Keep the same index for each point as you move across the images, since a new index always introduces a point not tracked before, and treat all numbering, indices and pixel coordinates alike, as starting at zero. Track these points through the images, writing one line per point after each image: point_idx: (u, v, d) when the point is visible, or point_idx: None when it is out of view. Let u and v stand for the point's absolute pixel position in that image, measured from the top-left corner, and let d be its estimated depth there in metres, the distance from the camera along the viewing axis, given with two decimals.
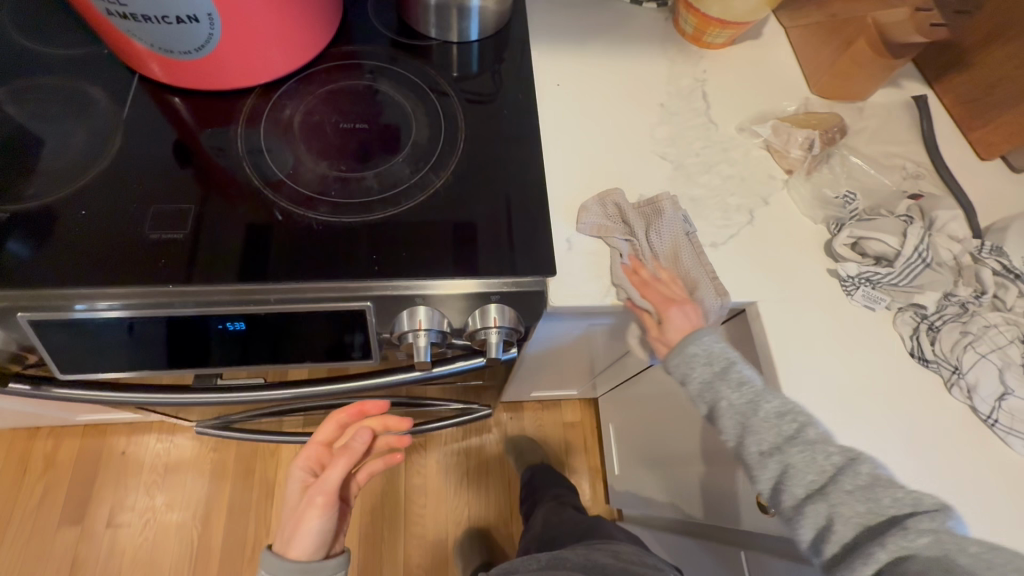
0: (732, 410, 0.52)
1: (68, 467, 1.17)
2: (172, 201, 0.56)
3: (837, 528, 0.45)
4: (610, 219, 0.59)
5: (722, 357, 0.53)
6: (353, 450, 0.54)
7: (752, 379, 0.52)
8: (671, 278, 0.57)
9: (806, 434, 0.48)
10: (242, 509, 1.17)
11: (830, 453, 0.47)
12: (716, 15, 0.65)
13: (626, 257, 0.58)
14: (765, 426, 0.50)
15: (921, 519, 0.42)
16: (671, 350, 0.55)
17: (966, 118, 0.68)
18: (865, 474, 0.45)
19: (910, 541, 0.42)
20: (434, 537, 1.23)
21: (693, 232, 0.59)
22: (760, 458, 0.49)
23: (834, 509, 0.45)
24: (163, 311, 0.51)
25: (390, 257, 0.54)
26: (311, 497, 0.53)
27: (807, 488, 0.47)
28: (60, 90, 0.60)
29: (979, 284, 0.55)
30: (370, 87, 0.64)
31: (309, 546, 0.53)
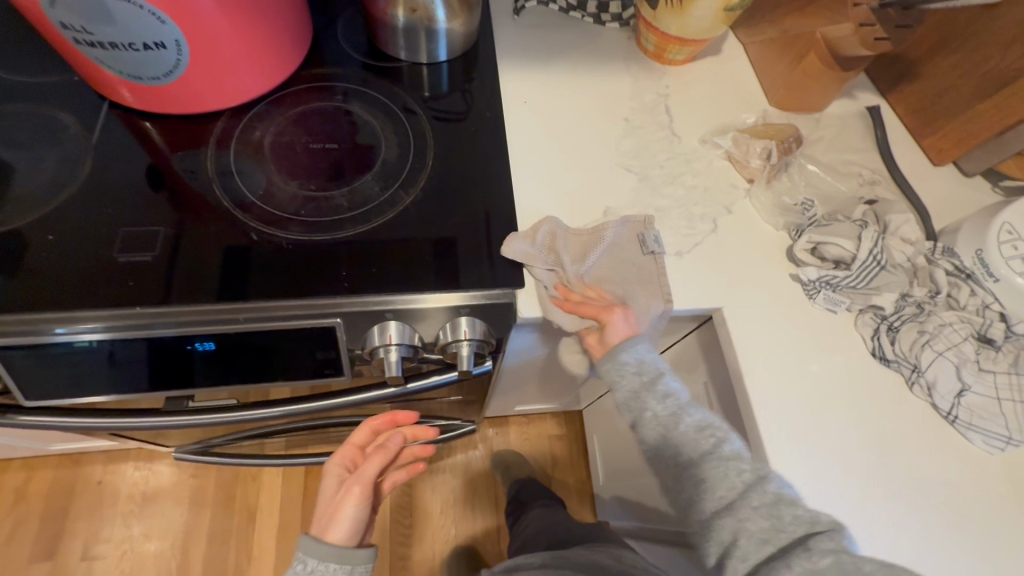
0: (656, 421, 0.55)
1: (42, 499, 1.13)
2: (142, 224, 0.56)
3: (741, 543, 0.48)
4: (540, 249, 0.58)
5: (654, 370, 0.56)
6: (388, 449, 0.60)
7: (675, 392, 0.56)
8: (597, 293, 0.58)
9: (721, 450, 0.51)
10: (223, 536, 1.14)
11: (741, 471, 0.50)
12: (674, 33, 0.68)
13: (552, 286, 0.57)
14: (682, 441, 0.54)
15: (821, 539, 0.45)
16: (602, 357, 0.57)
17: (917, 126, 0.70)
18: (770, 494, 0.48)
19: (813, 560, 0.44)
20: (423, 558, 1.21)
21: (660, 252, 0.60)
22: (676, 472, 0.54)
23: (742, 525, 0.48)
24: (142, 334, 0.51)
25: (360, 273, 0.55)
26: (350, 485, 0.56)
27: (716, 503, 0.50)
28: (30, 116, 0.61)
29: (933, 284, 0.57)
30: (341, 108, 0.65)
31: (344, 533, 0.55)
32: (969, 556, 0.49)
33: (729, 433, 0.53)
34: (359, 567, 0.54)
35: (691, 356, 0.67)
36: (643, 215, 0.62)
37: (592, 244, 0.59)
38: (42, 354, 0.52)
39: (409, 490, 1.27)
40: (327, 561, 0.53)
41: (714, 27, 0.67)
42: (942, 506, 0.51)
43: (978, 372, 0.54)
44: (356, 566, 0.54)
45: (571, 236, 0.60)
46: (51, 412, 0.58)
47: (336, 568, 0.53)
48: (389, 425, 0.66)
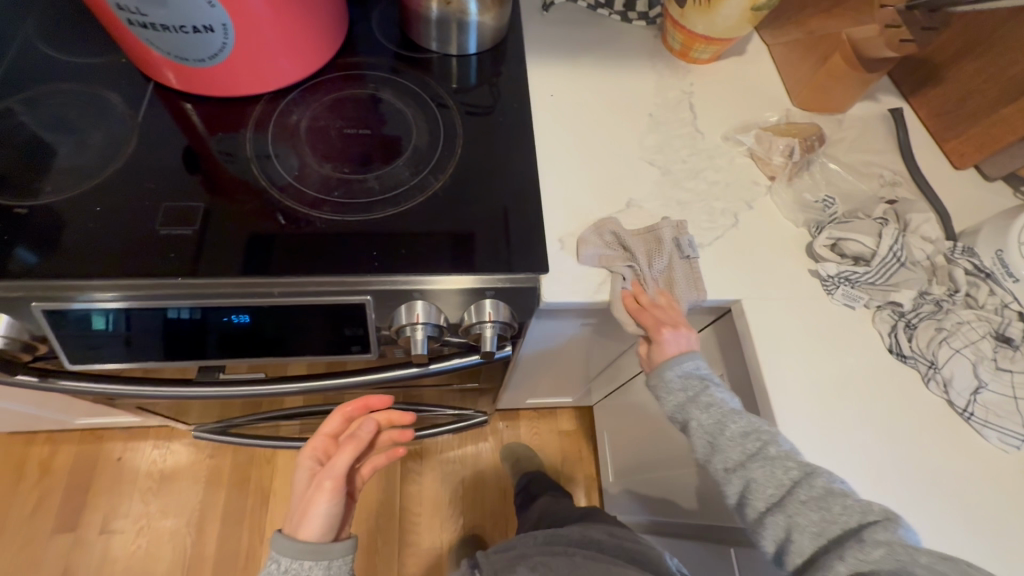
0: (702, 430, 0.55)
1: (64, 472, 1.17)
2: (181, 200, 0.58)
3: (796, 538, 0.48)
4: (612, 247, 0.60)
5: (698, 381, 0.57)
6: (359, 438, 0.59)
7: (721, 401, 0.56)
8: (669, 301, 0.59)
9: (767, 450, 0.51)
10: (237, 517, 1.17)
11: (788, 468, 0.50)
12: (701, 31, 0.69)
13: (628, 282, 0.59)
14: (730, 445, 0.53)
15: (875, 530, 0.44)
16: (659, 365, 0.58)
17: (940, 130, 0.71)
18: (819, 487, 0.48)
19: (866, 551, 0.43)
20: (430, 546, 1.22)
21: (694, 256, 0.61)
22: (726, 474, 0.53)
23: (792, 520, 0.48)
24: (161, 305, 0.54)
25: (390, 254, 0.56)
26: (320, 482, 0.56)
27: (767, 502, 0.50)
28: (80, 94, 0.63)
29: (952, 283, 0.58)
30: (373, 96, 0.67)
31: (317, 531, 0.55)
32: (983, 551, 0.50)
33: (781, 433, 0.53)
34: (336, 562, 0.55)
35: (708, 350, 0.68)
36: (682, 222, 0.62)
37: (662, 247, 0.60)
38: (79, 321, 0.54)
39: (417, 479, 1.28)
40: (301, 559, 0.54)
41: (739, 27, 0.68)
42: (952, 499, 0.52)
43: (996, 371, 0.54)
44: (333, 561, 0.55)
45: (636, 236, 0.61)
46: (90, 379, 0.60)
47: (311, 565, 0.54)
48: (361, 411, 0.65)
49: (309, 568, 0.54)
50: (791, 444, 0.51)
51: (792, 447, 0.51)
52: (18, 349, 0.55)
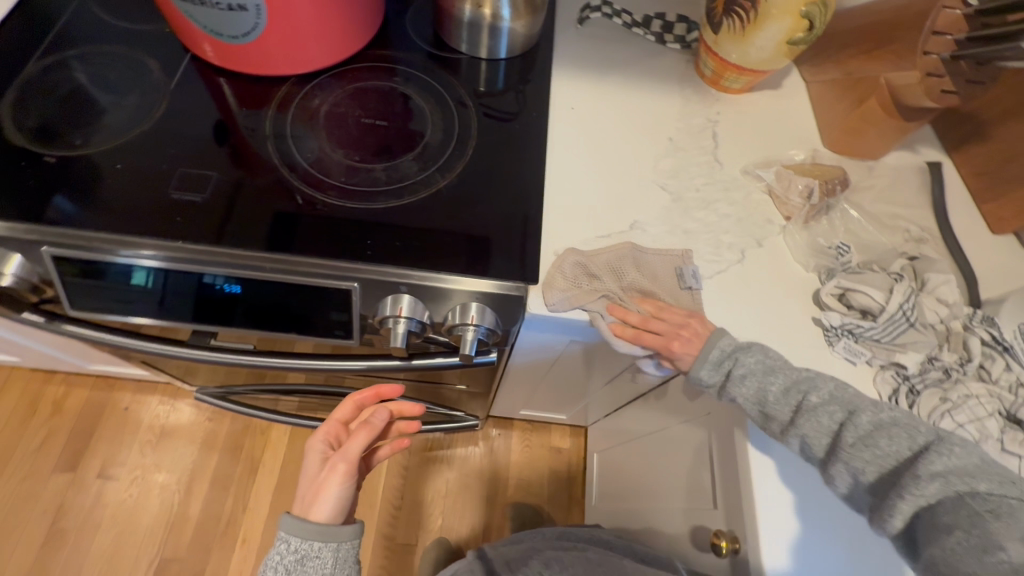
0: (748, 402, 0.52)
1: (73, 413, 1.22)
2: (199, 167, 0.60)
3: (866, 480, 0.46)
4: (571, 284, 0.57)
5: (728, 356, 0.53)
6: (372, 425, 0.57)
7: (755, 365, 0.53)
8: (655, 305, 0.56)
9: (810, 401, 0.50)
10: (224, 482, 1.20)
11: (832, 413, 0.49)
12: (734, 61, 0.67)
13: (608, 315, 0.57)
14: (778, 409, 0.51)
15: (931, 461, 0.45)
16: (694, 359, 0.54)
17: (980, 191, 0.67)
18: (867, 424, 0.48)
19: (922, 486, 0.44)
20: (404, 542, 1.22)
21: (700, 287, 0.59)
22: (781, 435, 0.51)
23: (851, 465, 0.47)
24: (201, 271, 0.56)
25: (387, 246, 0.57)
26: (334, 463, 0.54)
27: (827, 453, 0.49)
28: (122, 57, 0.67)
29: (966, 352, 0.54)
30: (395, 89, 0.69)
31: (329, 512, 0.54)
32: None
33: (815, 379, 0.52)
34: (345, 545, 0.54)
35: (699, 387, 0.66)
36: (626, 244, 0.60)
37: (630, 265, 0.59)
38: (119, 272, 0.57)
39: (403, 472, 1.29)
40: (310, 540, 0.52)
41: (776, 59, 0.65)
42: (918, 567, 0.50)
43: (1000, 453, 0.49)
44: (342, 544, 0.53)
45: (613, 250, 0.59)
46: (96, 328, 0.63)
47: (320, 546, 0.52)
48: (373, 399, 0.65)
49: (318, 550, 0.52)
50: (829, 389, 0.51)
51: (832, 390, 0.51)
52: (27, 289, 0.58)
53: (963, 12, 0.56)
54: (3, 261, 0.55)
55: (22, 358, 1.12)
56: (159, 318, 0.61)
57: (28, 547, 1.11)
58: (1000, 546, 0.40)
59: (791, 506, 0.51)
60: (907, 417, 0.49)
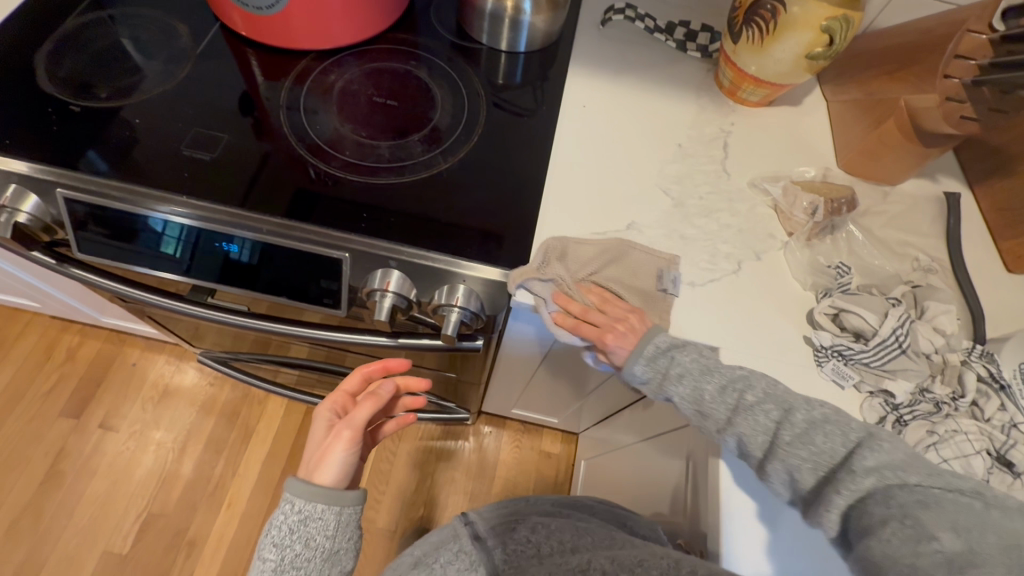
0: (686, 403, 0.51)
1: (85, 363, 1.27)
2: (213, 129, 0.62)
3: (801, 477, 0.45)
4: (524, 268, 0.56)
5: (664, 355, 0.52)
6: (379, 395, 0.57)
7: (690, 364, 0.51)
8: (600, 298, 0.56)
9: (745, 400, 0.48)
10: (218, 446, 1.22)
11: (768, 411, 0.48)
12: (751, 72, 0.66)
13: (551, 303, 0.56)
14: (715, 407, 0.49)
15: (862, 457, 0.43)
16: (630, 354, 0.53)
17: (999, 227, 0.64)
18: (801, 423, 0.46)
19: (855, 481, 0.42)
20: (385, 526, 1.23)
21: (672, 292, 0.58)
22: (718, 434, 0.49)
23: (788, 464, 0.45)
24: (228, 234, 0.57)
25: (379, 220, 0.58)
26: (339, 432, 0.53)
27: (761, 450, 0.47)
28: (157, 21, 0.70)
29: (959, 386, 0.52)
30: (410, 72, 0.70)
31: (333, 477, 0.53)
32: None
33: (751, 377, 0.50)
34: (348, 509, 0.53)
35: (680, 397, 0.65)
36: (617, 241, 0.59)
37: (619, 263, 0.58)
38: (149, 230, 0.59)
39: (391, 458, 1.29)
40: (315, 502, 0.51)
41: (794, 74, 0.64)
42: None
43: None
44: (345, 508, 0.52)
45: (586, 245, 0.58)
46: (99, 273, 0.66)
47: (323, 509, 0.51)
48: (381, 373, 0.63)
49: (321, 512, 0.51)
50: (763, 387, 0.49)
51: (765, 388, 0.49)
52: (39, 228, 0.60)
53: (988, 37, 0.55)
54: (20, 199, 0.58)
55: (42, 304, 1.17)
56: (156, 271, 0.62)
57: (27, 486, 1.15)
58: (934, 537, 0.38)
59: (774, 520, 0.49)
60: (839, 414, 0.47)
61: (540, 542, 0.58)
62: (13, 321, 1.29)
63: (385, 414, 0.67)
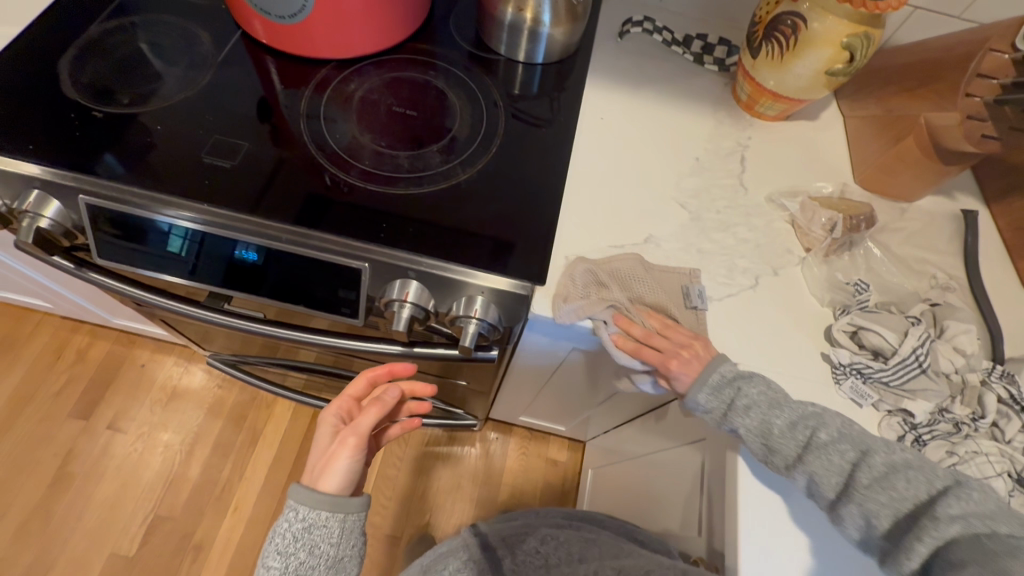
0: (752, 436, 0.50)
1: (94, 364, 1.27)
2: (234, 137, 0.63)
3: (879, 521, 0.45)
4: (582, 295, 0.57)
5: (729, 385, 0.52)
6: (384, 402, 0.56)
7: (758, 397, 0.51)
8: (664, 324, 0.56)
9: (819, 438, 0.48)
10: (225, 449, 1.22)
11: (844, 451, 0.48)
12: (770, 87, 0.67)
13: (611, 326, 0.57)
14: (784, 442, 0.49)
15: (948, 504, 0.43)
16: (694, 381, 0.52)
17: (1016, 245, 0.64)
18: (881, 466, 0.47)
19: (940, 528, 0.43)
20: (390, 532, 1.22)
21: (703, 309, 0.58)
22: (787, 471, 0.49)
23: (866, 507, 0.45)
24: (232, 237, 0.58)
25: (396, 229, 0.58)
26: (344, 437, 0.53)
27: (836, 491, 0.47)
28: (178, 28, 0.70)
29: (979, 408, 0.52)
30: (429, 81, 0.70)
31: (337, 483, 0.52)
32: None
33: (824, 415, 0.50)
34: (351, 516, 0.53)
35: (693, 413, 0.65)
36: (635, 256, 0.60)
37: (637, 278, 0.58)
38: (156, 231, 0.59)
39: (397, 463, 1.29)
40: (319, 509, 0.51)
41: (813, 89, 0.64)
42: None
43: None
44: (349, 515, 0.52)
45: (622, 260, 0.59)
46: (118, 279, 0.66)
47: (327, 516, 0.51)
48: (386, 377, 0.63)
49: (326, 520, 0.51)
50: (838, 425, 0.49)
51: (840, 427, 0.49)
52: (60, 233, 0.61)
53: (1011, 57, 0.56)
54: (43, 205, 0.58)
55: (54, 305, 1.18)
56: (174, 276, 0.62)
57: (36, 487, 1.15)
58: None
59: (789, 541, 0.49)
60: (921, 459, 0.47)
61: (547, 553, 0.64)
62: (23, 321, 1.29)
63: (388, 419, 0.66)
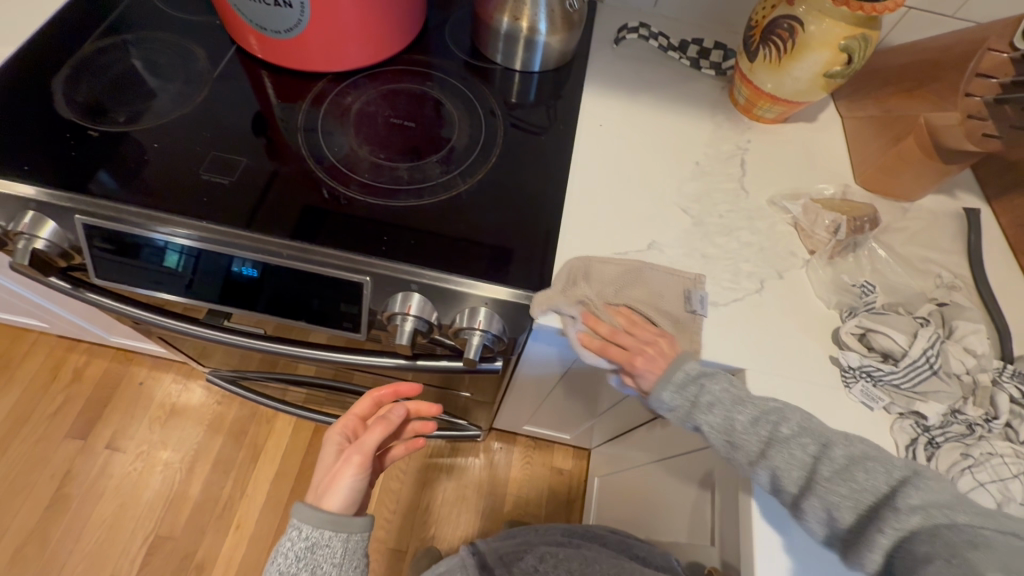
0: (715, 432, 0.50)
1: (91, 383, 1.26)
2: (230, 152, 0.62)
3: (840, 514, 0.44)
4: (556, 291, 0.55)
5: (693, 381, 0.52)
6: (389, 420, 0.56)
7: (721, 393, 0.51)
8: (629, 321, 0.55)
9: (779, 433, 0.48)
10: (226, 466, 1.21)
11: (804, 445, 0.47)
12: (767, 90, 0.66)
13: (579, 324, 0.55)
14: (746, 439, 0.49)
15: (908, 495, 0.42)
16: (659, 378, 0.52)
17: (1020, 243, 0.64)
18: (841, 458, 0.46)
19: (902, 519, 0.42)
20: (395, 547, 1.21)
21: (700, 313, 0.57)
22: (750, 466, 0.48)
23: (826, 501, 0.44)
24: (227, 253, 0.57)
25: (398, 243, 0.58)
26: (349, 455, 0.53)
27: (796, 485, 0.46)
28: (173, 45, 0.70)
29: (992, 408, 0.52)
30: (427, 93, 0.70)
31: (340, 503, 0.52)
32: None
33: (784, 409, 0.50)
34: (355, 536, 0.51)
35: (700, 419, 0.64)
36: (634, 262, 0.59)
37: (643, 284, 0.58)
38: (151, 249, 0.58)
39: (400, 476, 1.28)
40: (322, 528, 0.50)
41: (811, 92, 0.64)
42: None
43: None
44: (352, 535, 0.51)
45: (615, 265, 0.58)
46: (115, 298, 0.65)
47: (330, 535, 0.50)
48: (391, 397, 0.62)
49: (329, 539, 0.50)
50: (798, 419, 0.48)
51: (803, 421, 0.49)
52: (56, 254, 0.60)
53: (1010, 56, 0.56)
54: (38, 226, 0.57)
55: (50, 324, 1.17)
56: (170, 295, 0.61)
57: (33, 510, 1.13)
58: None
59: (807, 551, 0.48)
60: (880, 450, 0.46)
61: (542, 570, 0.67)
62: (19, 341, 1.28)
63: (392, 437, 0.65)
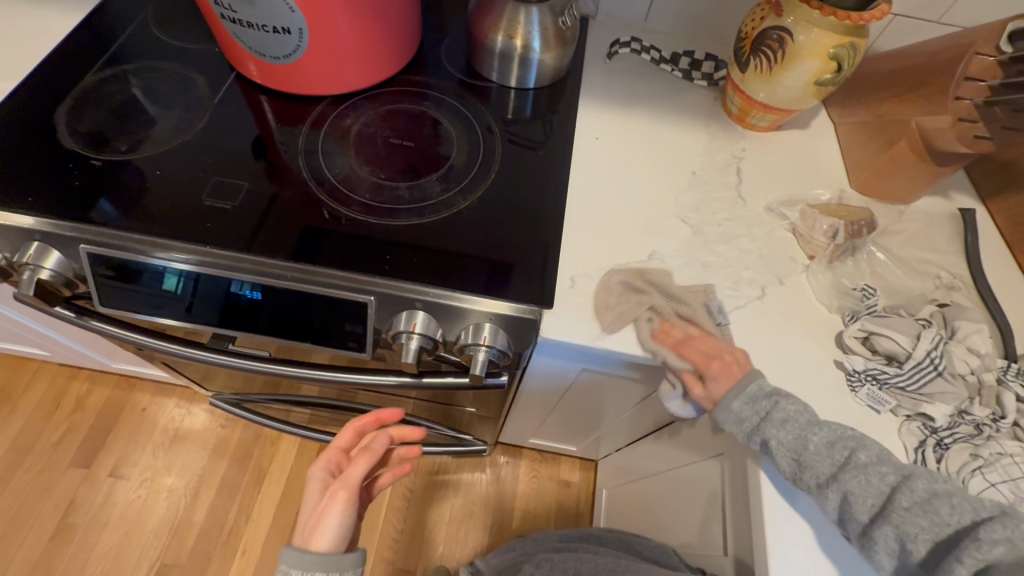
0: (782, 449, 0.49)
1: (94, 410, 1.25)
2: (232, 177, 0.63)
3: (913, 545, 0.43)
4: (622, 303, 0.58)
5: (765, 400, 0.52)
6: (373, 450, 0.55)
7: (796, 413, 0.50)
8: (701, 332, 0.57)
9: (856, 458, 0.47)
10: (231, 490, 1.20)
11: (883, 474, 0.46)
12: (760, 99, 0.67)
13: (653, 324, 0.57)
14: (817, 459, 0.48)
15: (991, 528, 0.41)
16: (732, 388, 0.53)
17: (1016, 241, 0.65)
18: (922, 490, 0.45)
19: (984, 550, 0.40)
20: (403, 566, 1.19)
21: (728, 325, 0.58)
22: (819, 488, 0.47)
23: (901, 529, 0.44)
24: (230, 276, 0.57)
25: (401, 263, 0.58)
26: (335, 492, 0.52)
27: (870, 512, 0.45)
28: (173, 73, 0.71)
29: (999, 408, 0.52)
30: (424, 112, 0.71)
31: (330, 541, 0.51)
32: None
33: (862, 439, 0.49)
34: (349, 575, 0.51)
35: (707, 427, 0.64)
36: (635, 274, 0.60)
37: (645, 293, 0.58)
38: (150, 274, 0.58)
39: (407, 494, 1.27)
40: (313, 570, 0.50)
41: (804, 100, 0.65)
42: None
43: None
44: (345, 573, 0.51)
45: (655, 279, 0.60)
46: (118, 325, 0.65)
47: None
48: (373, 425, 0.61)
49: None
50: (877, 448, 0.48)
51: (881, 450, 0.48)
52: (60, 284, 0.60)
53: (997, 59, 0.57)
54: (42, 256, 0.57)
55: (52, 353, 1.16)
56: (173, 319, 0.61)
57: (37, 541, 1.12)
58: None
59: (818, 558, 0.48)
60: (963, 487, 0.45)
61: None
62: (21, 370, 1.28)
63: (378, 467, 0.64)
